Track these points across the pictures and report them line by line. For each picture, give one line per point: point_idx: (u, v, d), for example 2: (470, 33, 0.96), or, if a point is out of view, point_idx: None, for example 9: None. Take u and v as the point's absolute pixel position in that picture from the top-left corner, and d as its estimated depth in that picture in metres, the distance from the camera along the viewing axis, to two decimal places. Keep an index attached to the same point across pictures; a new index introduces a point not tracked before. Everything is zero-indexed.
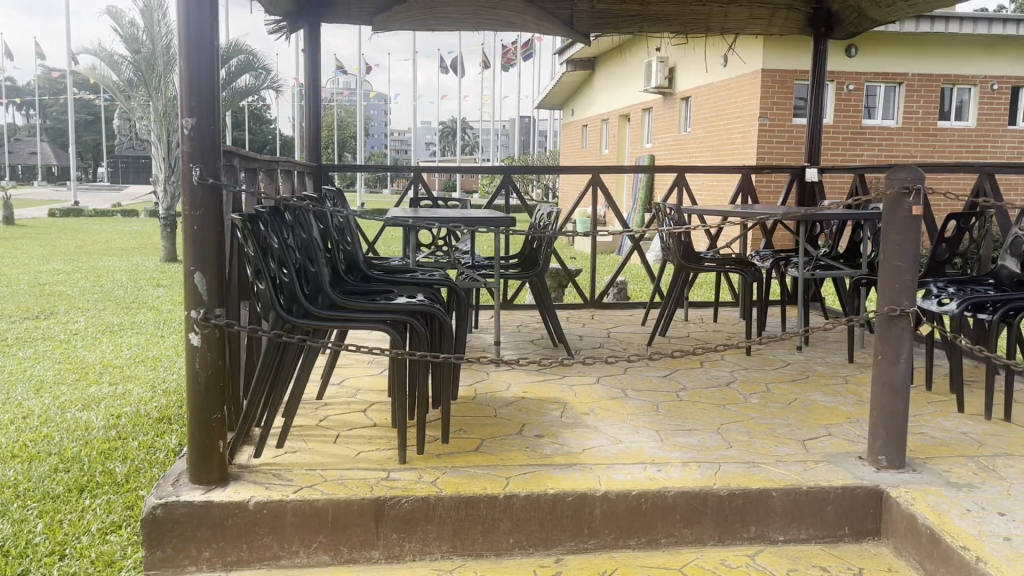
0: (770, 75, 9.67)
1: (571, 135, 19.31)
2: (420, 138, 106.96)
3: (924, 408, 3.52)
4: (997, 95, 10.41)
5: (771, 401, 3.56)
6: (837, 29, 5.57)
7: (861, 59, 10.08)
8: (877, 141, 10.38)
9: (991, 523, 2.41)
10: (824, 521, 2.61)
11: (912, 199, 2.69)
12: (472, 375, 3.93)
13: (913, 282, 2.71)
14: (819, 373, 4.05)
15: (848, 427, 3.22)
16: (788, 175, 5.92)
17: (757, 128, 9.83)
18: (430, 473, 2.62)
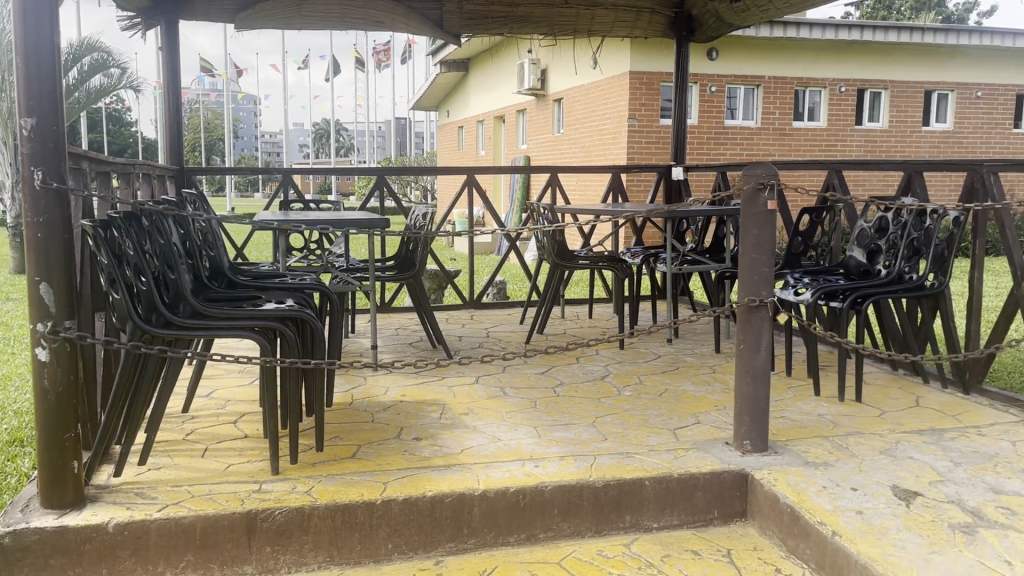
0: (637, 77, 9.96)
1: (447, 136, 19.31)
2: (293, 141, 104.37)
3: (785, 392, 3.71)
4: (844, 96, 11.13)
5: (643, 393, 3.66)
6: (698, 33, 5.80)
7: (721, 61, 10.54)
8: (738, 140, 10.82)
9: (845, 498, 2.58)
10: (694, 506, 2.71)
11: (767, 194, 2.83)
12: (349, 381, 3.86)
13: (771, 274, 2.85)
14: (688, 364, 4.20)
15: (715, 414, 3.35)
16: (655, 174, 6.10)
17: (627, 128, 10.12)
18: (304, 483, 2.55)
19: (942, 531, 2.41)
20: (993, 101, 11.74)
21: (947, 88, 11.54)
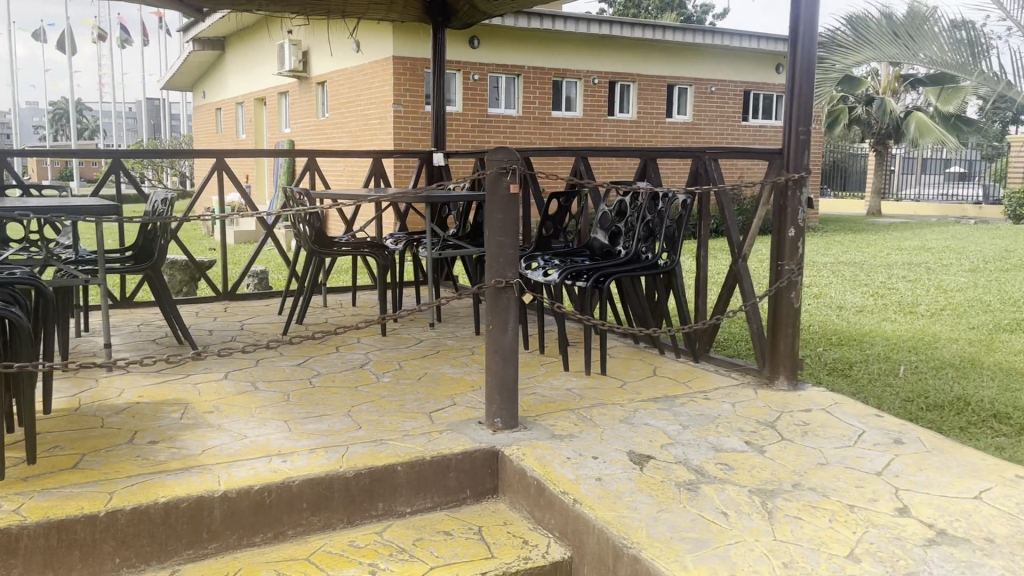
0: (400, 63, 9.91)
1: (204, 119, 18.18)
2: (28, 122, 93.72)
3: (537, 369, 3.86)
4: (597, 88, 11.78)
5: (400, 378, 3.65)
6: (454, 20, 5.85)
7: (483, 49, 10.76)
8: (500, 128, 11.11)
9: (586, 468, 2.73)
10: (447, 488, 2.74)
11: (510, 178, 2.89)
12: (77, 384, 3.51)
13: (516, 256, 2.92)
14: (448, 347, 4.25)
15: (470, 395, 3.41)
16: (417, 160, 6.09)
17: (391, 113, 10.05)
18: (13, 501, 2.28)
19: (670, 490, 2.63)
20: (725, 96, 12.93)
21: (686, 83, 12.57)
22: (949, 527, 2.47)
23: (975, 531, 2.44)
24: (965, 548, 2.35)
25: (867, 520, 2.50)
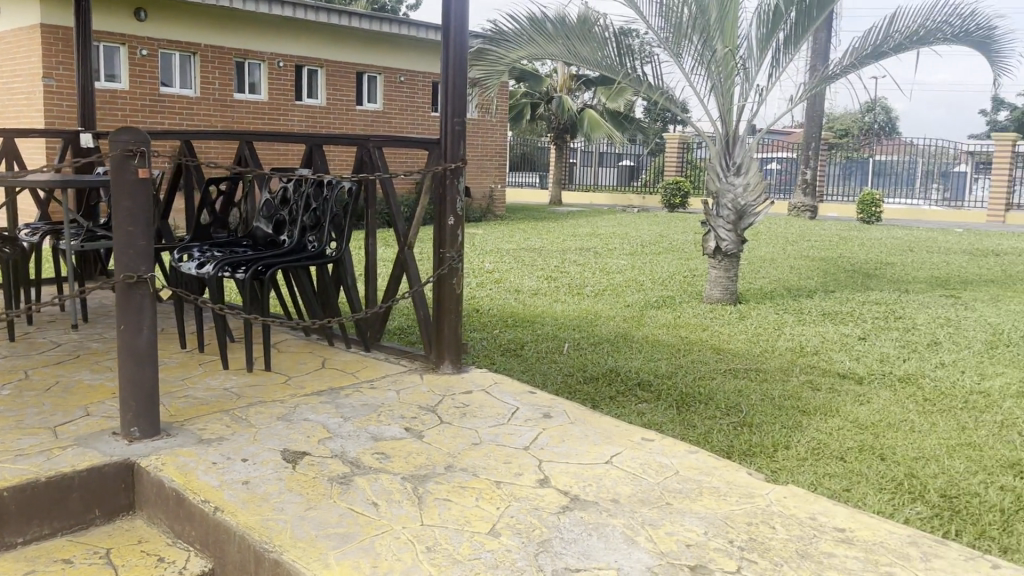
0: (50, 31, 8.78)
1: None
2: None
3: (194, 369, 3.60)
4: (283, 72, 11.40)
5: (24, 390, 3.20)
6: None
7: (151, 23, 9.90)
8: (176, 108, 10.29)
9: (232, 472, 2.58)
10: (70, 510, 2.43)
11: (137, 161, 2.62)
12: None
13: (147, 247, 2.66)
14: (91, 351, 3.81)
15: (109, 403, 3.08)
16: (59, 140, 5.40)
17: (41, 88, 8.87)
18: None
19: (321, 486, 2.56)
20: (415, 87, 13.11)
21: (375, 71, 12.57)
22: (581, 493, 2.71)
23: (602, 494, 2.70)
24: (592, 511, 2.59)
25: (511, 494, 2.64)
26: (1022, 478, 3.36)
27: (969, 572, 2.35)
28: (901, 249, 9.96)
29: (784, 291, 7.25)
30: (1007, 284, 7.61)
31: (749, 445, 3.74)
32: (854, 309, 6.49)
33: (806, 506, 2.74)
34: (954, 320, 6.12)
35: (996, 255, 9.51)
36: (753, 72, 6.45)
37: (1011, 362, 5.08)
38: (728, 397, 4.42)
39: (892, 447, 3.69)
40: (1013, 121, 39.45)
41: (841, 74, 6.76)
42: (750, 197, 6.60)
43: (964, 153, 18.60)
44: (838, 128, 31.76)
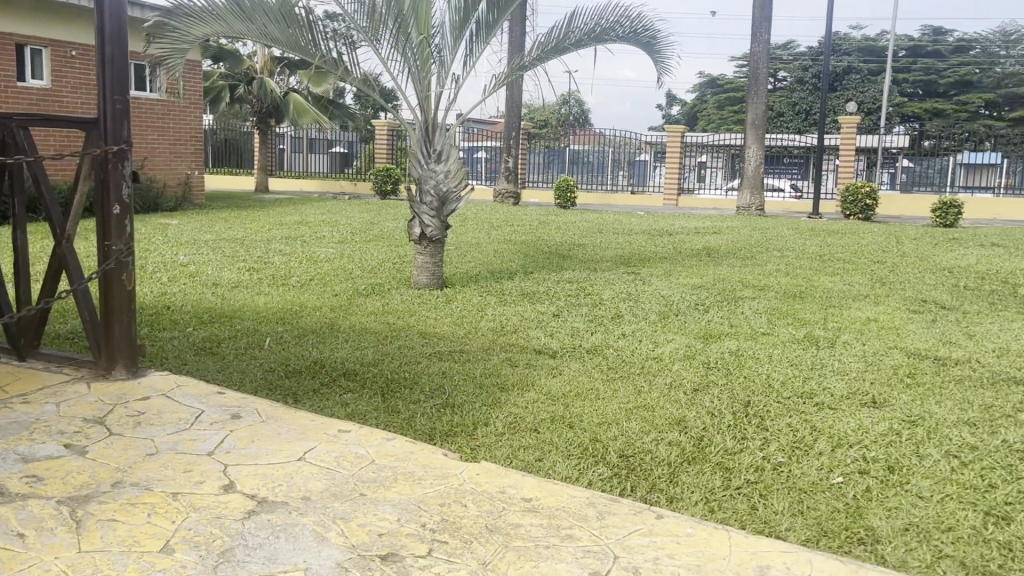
0: None
1: None
2: None
3: None
4: None
5: None
6: None
7: None
8: None
9: None
10: None
11: None
12: None
13: None
14: None
15: None
16: None
17: None
18: None
19: None
20: (89, 62, 12.12)
21: (40, 44, 11.47)
22: (270, 494, 2.64)
23: (292, 493, 2.65)
24: (280, 512, 2.51)
25: (189, 505, 2.49)
26: (686, 432, 3.76)
27: (636, 524, 2.61)
28: (591, 231, 10.78)
29: (488, 274, 7.53)
30: (678, 260, 8.53)
31: (450, 426, 3.81)
32: (549, 288, 6.90)
33: (496, 480, 2.91)
34: (634, 294, 6.74)
35: (670, 234, 10.63)
36: (448, 61, 6.64)
37: (679, 329, 5.69)
38: (431, 379, 4.48)
39: (579, 415, 3.95)
40: (684, 115, 44.47)
41: (531, 66, 7.12)
42: (451, 183, 6.67)
43: (645, 143, 20.62)
44: (538, 119, 33.67)
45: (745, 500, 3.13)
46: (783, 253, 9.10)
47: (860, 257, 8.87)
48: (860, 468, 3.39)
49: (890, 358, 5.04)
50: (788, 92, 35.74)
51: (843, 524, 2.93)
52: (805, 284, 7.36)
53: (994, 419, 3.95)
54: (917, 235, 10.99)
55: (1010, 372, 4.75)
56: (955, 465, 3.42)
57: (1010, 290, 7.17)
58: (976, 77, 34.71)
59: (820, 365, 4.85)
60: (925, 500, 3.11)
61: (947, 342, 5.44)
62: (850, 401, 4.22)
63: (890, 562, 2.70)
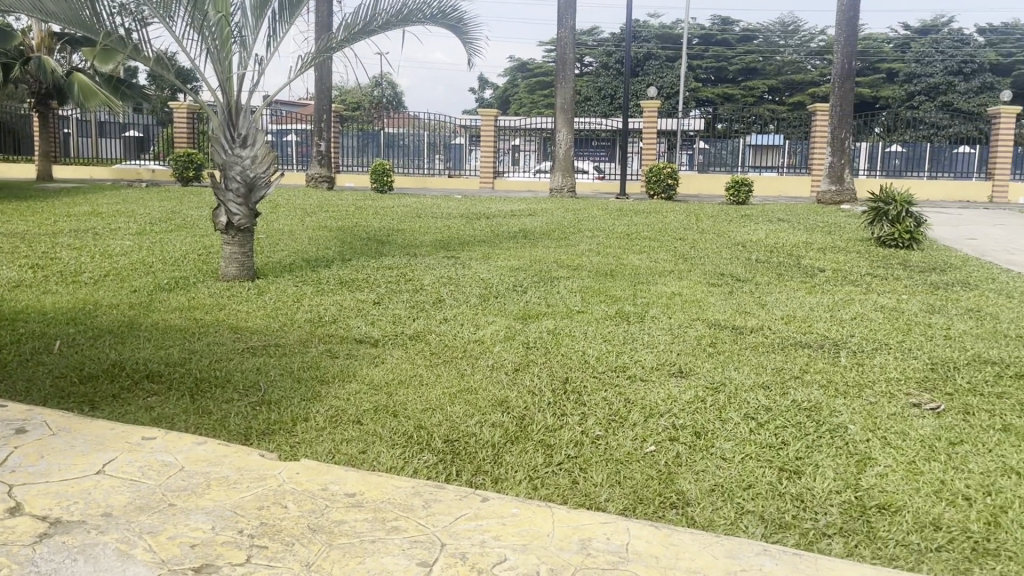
0: None
1: None
2: None
3: None
4: None
5: None
6: None
7: None
8: None
9: None
10: None
11: None
12: None
13: None
14: None
15: None
16: None
17: None
18: None
19: None
20: None
21: None
22: (64, 513, 2.45)
23: (91, 510, 2.47)
24: (77, 532, 2.34)
25: None
26: (508, 413, 3.82)
27: (463, 509, 2.61)
28: (409, 215, 10.68)
29: (302, 263, 7.27)
30: (495, 243, 8.63)
31: (268, 423, 3.65)
32: (368, 276, 6.77)
33: (317, 478, 2.82)
34: (454, 278, 6.75)
35: (487, 217, 10.73)
36: (250, 41, 6.34)
37: (498, 311, 5.76)
38: (246, 376, 4.27)
39: (402, 403, 3.90)
40: (496, 99, 45.07)
41: (338, 47, 6.92)
42: (259, 169, 6.39)
43: (459, 127, 20.68)
44: (350, 101, 32.94)
45: (566, 475, 3.22)
46: (594, 233, 9.44)
47: (665, 235, 9.37)
48: (670, 436, 3.59)
49: (693, 329, 5.36)
50: (593, 76, 37.17)
51: (656, 490, 3.09)
52: (615, 262, 7.67)
53: (785, 381, 4.31)
54: (714, 213, 11.75)
55: (796, 337, 5.19)
56: (753, 426, 3.69)
57: (794, 262, 7.84)
58: (759, 65, 37.62)
59: (632, 340, 5.08)
60: (727, 461, 3.34)
61: (743, 312, 5.87)
62: (659, 372, 4.46)
63: (698, 522, 2.88)
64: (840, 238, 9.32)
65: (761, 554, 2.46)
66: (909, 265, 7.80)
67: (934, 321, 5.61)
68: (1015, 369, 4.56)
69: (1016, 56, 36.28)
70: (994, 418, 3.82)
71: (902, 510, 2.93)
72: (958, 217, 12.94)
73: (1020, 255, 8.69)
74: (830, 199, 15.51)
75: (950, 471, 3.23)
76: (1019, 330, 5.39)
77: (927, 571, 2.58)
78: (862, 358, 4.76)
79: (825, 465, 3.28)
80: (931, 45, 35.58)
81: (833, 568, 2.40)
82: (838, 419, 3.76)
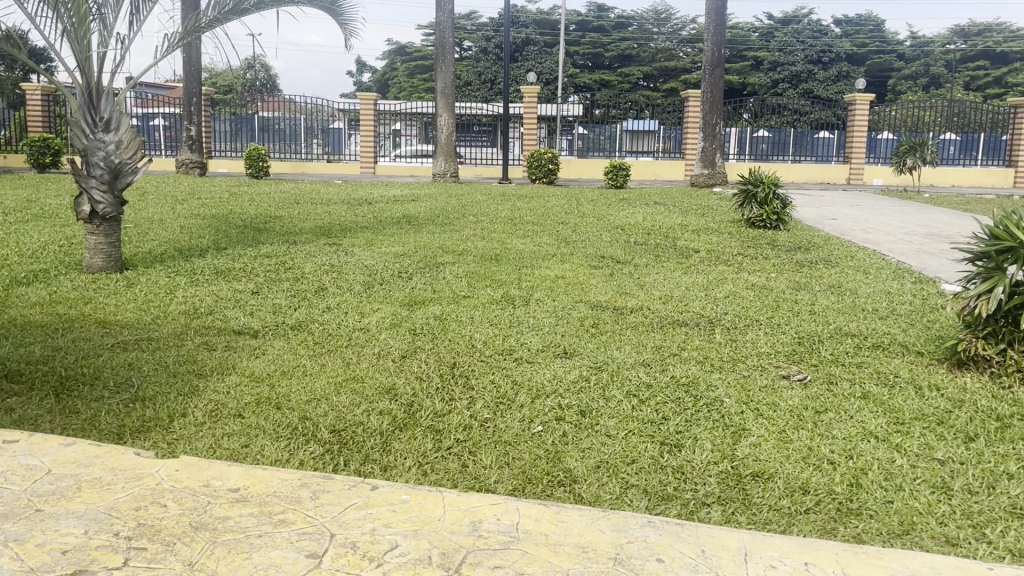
0: None
1: None
2: None
3: None
4: None
5: None
6: None
7: None
8: None
9: None
10: None
11: None
12: None
13: None
14: None
15: None
16: None
17: None
18: None
19: None
20: None
21: None
22: None
23: None
24: None
25: None
26: (396, 400, 3.79)
27: (351, 499, 2.58)
28: (287, 202, 10.38)
29: (175, 253, 6.95)
30: (378, 229, 8.52)
31: (142, 421, 3.48)
32: (246, 264, 6.55)
33: (198, 474, 2.72)
34: (337, 265, 6.62)
35: (369, 203, 10.56)
36: (110, 20, 6.01)
37: (384, 298, 5.69)
38: (116, 372, 4.06)
39: (286, 395, 3.81)
40: (375, 83, 44.37)
41: (208, 28, 6.63)
42: (124, 154, 6.06)
43: (337, 111, 20.24)
44: (221, 83, 31.65)
45: (456, 459, 3.24)
46: (478, 218, 9.46)
47: (547, 219, 9.49)
48: (556, 415, 3.66)
49: (577, 311, 5.47)
50: (473, 61, 37.16)
51: (544, 469, 3.14)
52: (499, 246, 7.72)
53: (664, 358, 4.47)
54: (594, 197, 11.99)
55: (674, 316, 5.38)
56: (634, 403, 3.81)
57: (671, 244, 8.11)
58: (634, 52, 38.58)
59: (517, 323, 5.14)
60: (611, 438, 3.44)
61: (623, 293, 6.03)
62: (545, 353, 4.54)
63: (585, 499, 2.95)
64: (713, 220, 9.70)
65: (645, 526, 2.55)
66: (776, 245, 8.21)
67: (800, 297, 5.93)
68: (873, 340, 4.88)
69: (869, 46, 38.71)
70: (855, 387, 4.09)
71: (773, 477, 3.10)
72: (820, 199, 13.68)
73: (875, 234, 9.30)
74: (703, 182, 16.11)
75: (816, 438, 3.43)
76: (875, 303, 5.77)
77: (798, 532, 2.75)
78: (735, 334, 4.98)
79: (703, 438, 3.43)
80: (793, 34, 37.42)
81: (714, 535, 2.52)
82: (715, 393, 3.93)
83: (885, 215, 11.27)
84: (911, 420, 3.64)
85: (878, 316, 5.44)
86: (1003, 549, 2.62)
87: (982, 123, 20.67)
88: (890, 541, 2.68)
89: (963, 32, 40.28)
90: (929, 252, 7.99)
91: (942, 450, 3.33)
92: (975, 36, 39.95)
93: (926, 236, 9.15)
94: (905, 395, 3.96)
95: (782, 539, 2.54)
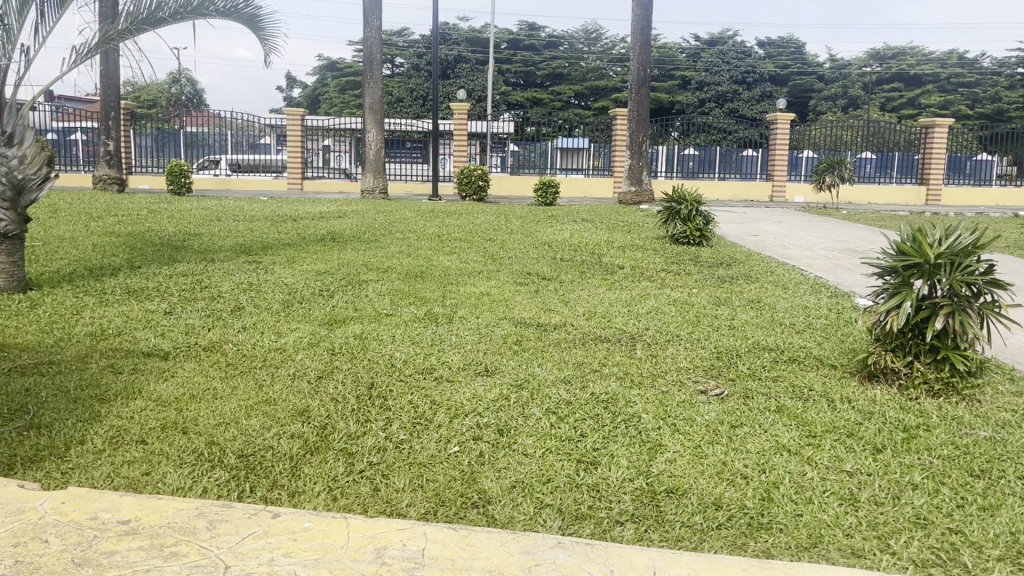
0: None
1: None
2: None
3: None
4: None
5: None
6: None
7: None
8: None
9: None
10: None
11: None
12: None
13: None
14: None
15: None
16: None
17: None
18: None
19: None
20: None
21: None
22: None
23: None
24: None
25: None
26: (308, 422, 3.68)
27: (250, 528, 2.48)
28: (207, 219, 10.11)
29: (84, 272, 6.67)
30: (301, 246, 8.35)
31: (35, 450, 3.30)
32: (159, 284, 6.34)
33: (85, 506, 2.58)
34: (255, 284, 6.46)
35: (293, 220, 10.37)
36: (14, 29, 5.78)
37: (303, 317, 5.57)
38: (11, 399, 3.84)
39: (193, 419, 3.67)
40: (304, 98, 43.82)
41: (120, 38, 6.38)
42: (28, 169, 5.79)
43: (265, 126, 19.85)
44: (144, 97, 31.00)
45: (367, 482, 3.15)
46: (405, 235, 9.37)
47: (475, 236, 9.48)
48: (474, 435, 3.60)
49: (500, 328, 5.43)
50: (404, 77, 37.07)
51: (457, 491, 3.08)
52: (424, 263, 7.65)
53: (585, 375, 4.46)
54: (522, 213, 12.01)
55: (596, 332, 5.40)
56: (553, 421, 3.78)
57: (596, 260, 8.16)
58: (565, 71, 39.18)
59: (439, 341, 5.08)
60: (528, 457, 3.40)
61: (547, 309, 6.02)
62: (465, 371, 4.48)
63: (498, 520, 2.90)
64: (639, 236, 9.81)
65: (554, 548, 2.51)
66: (698, 261, 8.33)
67: (720, 312, 6.01)
68: (788, 354, 4.97)
69: (790, 68, 40.21)
70: (769, 400, 4.14)
71: (687, 493, 3.10)
72: (742, 216, 13.95)
73: (794, 249, 9.54)
74: (630, 199, 16.28)
75: (730, 453, 3.45)
76: (792, 317, 5.89)
77: (708, 548, 2.74)
78: (655, 350, 5.02)
79: (620, 454, 3.42)
80: (719, 55, 38.33)
81: (624, 554, 2.49)
82: (632, 409, 3.93)
83: (805, 231, 11.59)
84: (823, 432, 3.70)
85: (795, 330, 5.54)
86: (906, 560, 2.66)
87: (898, 143, 21.49)
88: (798, 554, 2.70)
89: (877, 55, 41.86)
90: (845, 267, 8.20)
91: (851, 462, 3.38)
92: (890, 60, 41.73)
93: (842, 251, 9.42)
94: (818, 408, 4.03)
95: (690, 556, 2.53)
